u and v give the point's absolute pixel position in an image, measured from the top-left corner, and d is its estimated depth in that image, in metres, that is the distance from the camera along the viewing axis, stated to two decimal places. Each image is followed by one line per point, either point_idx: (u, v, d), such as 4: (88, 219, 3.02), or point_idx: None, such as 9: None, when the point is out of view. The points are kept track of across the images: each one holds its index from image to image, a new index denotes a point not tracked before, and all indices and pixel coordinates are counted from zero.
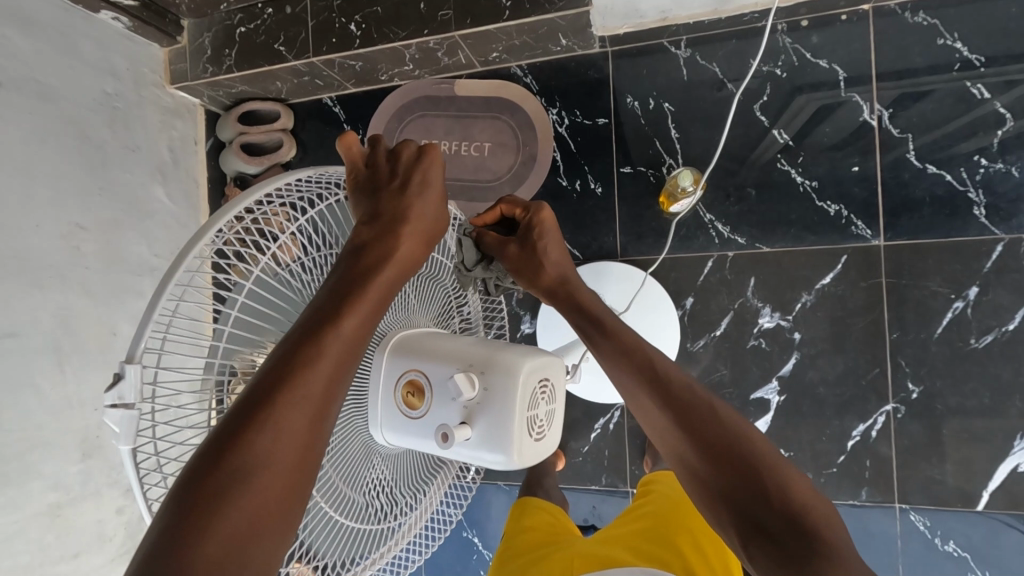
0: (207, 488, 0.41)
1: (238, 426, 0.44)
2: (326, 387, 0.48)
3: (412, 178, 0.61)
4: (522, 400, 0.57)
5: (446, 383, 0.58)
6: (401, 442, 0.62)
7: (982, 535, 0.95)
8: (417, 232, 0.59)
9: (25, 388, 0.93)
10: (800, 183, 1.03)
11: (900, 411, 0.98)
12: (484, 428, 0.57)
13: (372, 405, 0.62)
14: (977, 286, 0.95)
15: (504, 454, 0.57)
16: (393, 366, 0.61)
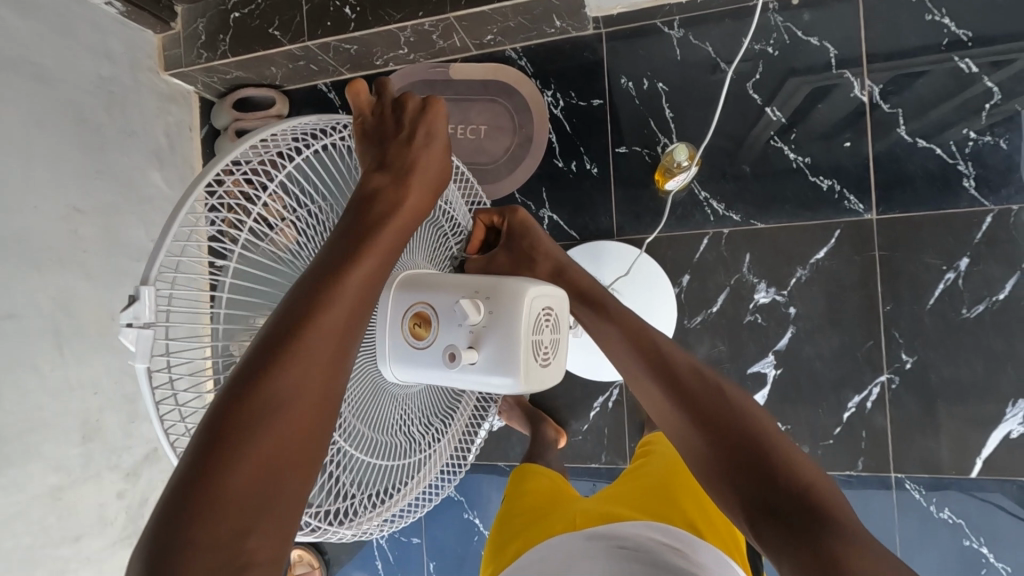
0: (223, 434, 0.43)
1: (258, 368, 0.46)
2: (335, 339, 0.49)
3: (416, 127, 0.62)
4: (528, 321, 0.56)
5: (452, 309, 0.58)
6: (413, 375, 0.61)
7: (975, 501, 0.96)
8: (422, 181, 0.60)
9: (27, 369, 0.94)
10: (793, 160, 1.05)
11: (894, 381, 0.99)
12: (491, 350, 0.57)
13: (380, 341, 0.62)
14: (968, 257, 0.97)
15: (513, 375, 0.56)
16: (400, 300, 0.61)
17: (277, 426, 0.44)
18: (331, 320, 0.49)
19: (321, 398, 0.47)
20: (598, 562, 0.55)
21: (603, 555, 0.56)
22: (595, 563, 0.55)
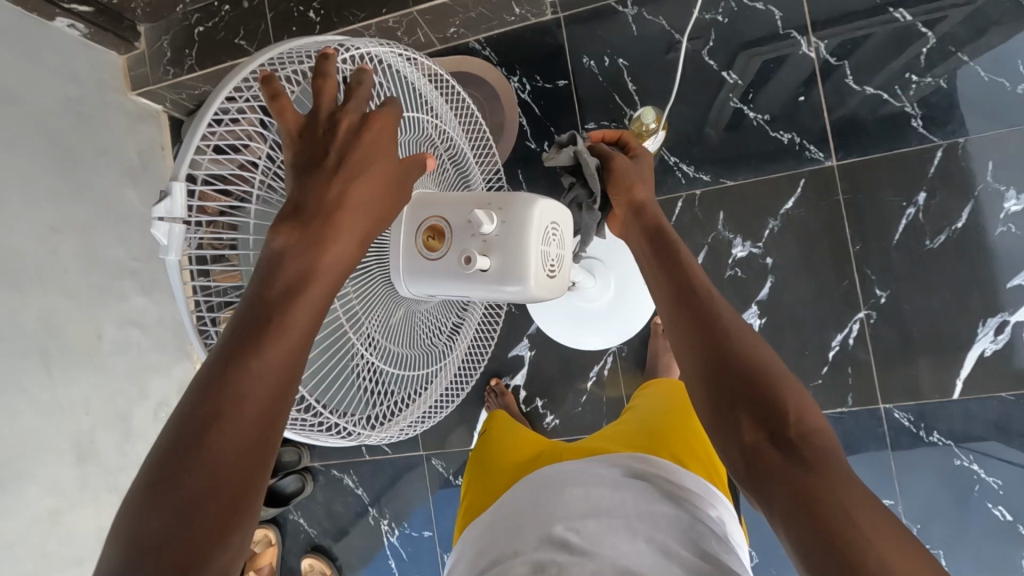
0: (206, 426, 0.40)
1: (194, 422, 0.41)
2: (311, 327, 0.47)
3: (356, 140, 0.53)
4: (536, 232, 0.59)
5: (465, 221, 0.59)
6: (424, 286, 0.62)
7: (961, 421, 1.01)
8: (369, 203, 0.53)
9: (17, 392, 0.93)
10: (753, 118, 1.10)
11: (872, 317, 1.04)
12: (503, 258, 0.58)
13: (393, 257, 0.62)
14: (925, 191, 1.03)
15: (523, 280, 0.59)
16: (413, 214, 0.61)
17: (256, 418, 0.42)
18: (308, 307, 0.47)
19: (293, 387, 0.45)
20: (616, 489, 0.60)
21: (618, 482, 0.61)
22: (612, 487, 0.60)
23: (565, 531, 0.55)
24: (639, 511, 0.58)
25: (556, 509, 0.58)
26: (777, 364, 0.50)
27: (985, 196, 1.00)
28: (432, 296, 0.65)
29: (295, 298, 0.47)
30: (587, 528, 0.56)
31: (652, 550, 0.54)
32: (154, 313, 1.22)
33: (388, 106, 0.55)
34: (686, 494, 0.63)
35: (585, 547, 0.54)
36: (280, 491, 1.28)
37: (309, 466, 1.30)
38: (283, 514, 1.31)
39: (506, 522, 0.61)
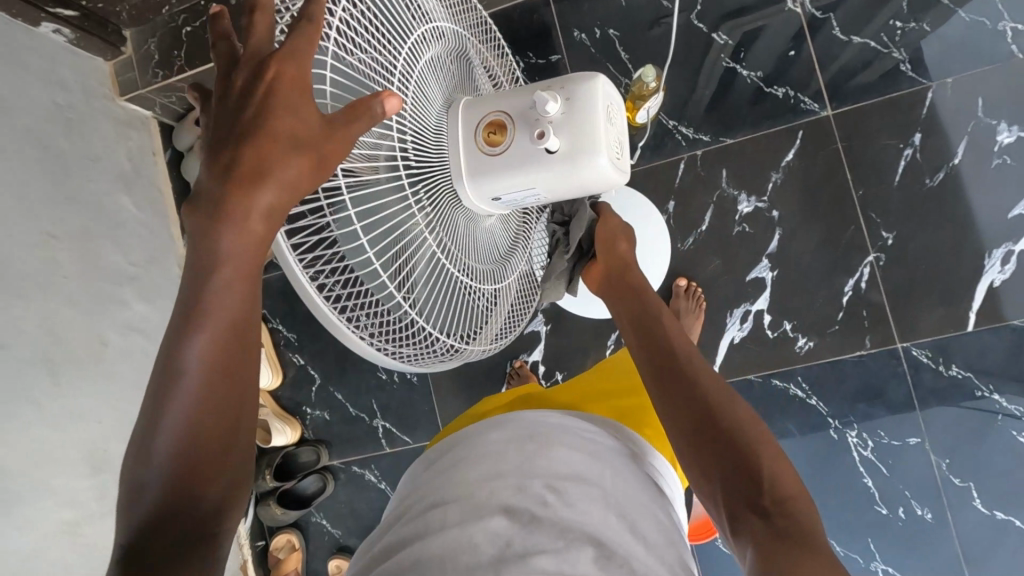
0: (153, 460, 0.37)
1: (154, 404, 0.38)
2: (237, 327, 0.40)
3: (257, 96, 0.40)
4: (604, 104, 0.57)
5: (528, 111, 0.57)
6: (491, 185, 0.59)
7: (977, 352, 1.02)
8: (293, 164, 0.40)
9: (25, 400, 0.88)
10: (746, 76, 1.12)
11: (881, 259, 1.06)
12: (574, 136, 0.56)
13: (453, 160, 0.60)
14: (920, 132, 1.05)
15: (600, 157, 0.56)
16: (469, 116, 0.60)
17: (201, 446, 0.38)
18: (227, 305, 0.39)
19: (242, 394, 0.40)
20: (594, 459, 0.56)
21: (599, 454, 0.58)
22: (590, 457, 0.56)
23: (544, 493, 0.52)
24: (615, 485, 0.55)
25: (539, 462, 0.55)
26: (750, 416, 0.52)
27: (978, 131, 1.03)
28: (496, 200, 0.61)
29: (207, 298, 0.38)
30: (565, 491, 0.52)
31: (623, 526, 0.51)
32: (156, 320, 1.18)
33: (288, 39, 0.42)
34: (650, 474, 0.61)
35: (562, 512, 0.51)
36: (299, 494, 1.26)
37: (328, 465, 1.28)
38: (305, 517, 1.28)
39: (461, 467, 0.56)
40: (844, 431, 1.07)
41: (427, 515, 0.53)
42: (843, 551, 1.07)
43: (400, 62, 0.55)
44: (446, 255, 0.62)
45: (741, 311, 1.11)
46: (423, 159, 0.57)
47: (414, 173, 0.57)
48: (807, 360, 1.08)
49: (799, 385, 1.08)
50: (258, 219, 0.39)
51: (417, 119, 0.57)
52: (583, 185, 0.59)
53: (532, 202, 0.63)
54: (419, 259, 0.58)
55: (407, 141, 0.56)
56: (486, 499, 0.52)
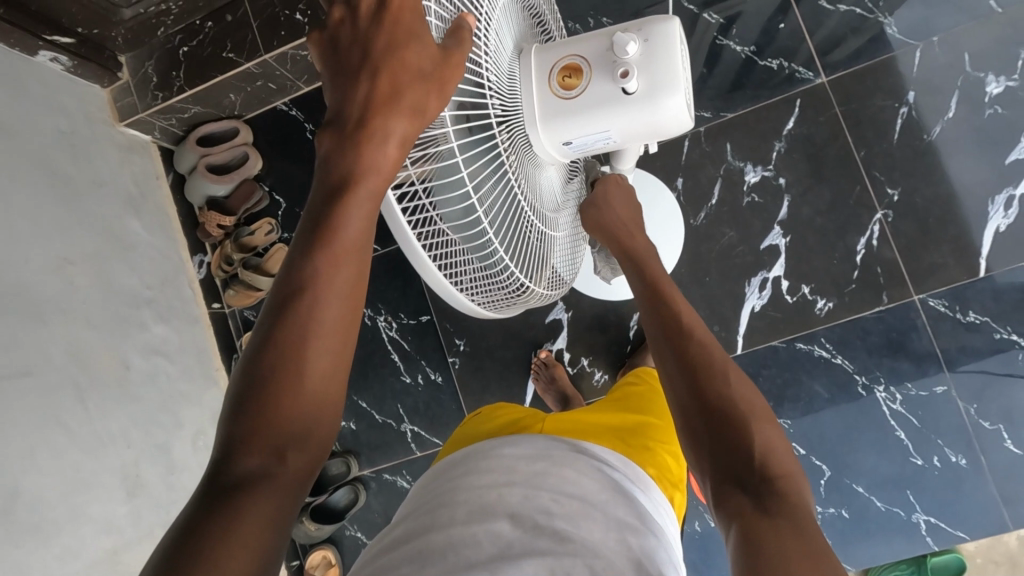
0: (275, 342, 0.41)
1: (272, 328, 0.42)
2: (364, 235, 0.43)
3: (383, 19, 0.43)
4: (681, 47, 0.54)
5: (606, 52, 0.55)
6: (566, 131, 0.56)
7: (991, 296, 1.05)
8: (419, 86, 0.43)
9: (54, 428, 0.89)
10: (740, 52, 1.15)
11: (889, 216, 1.08)
12: (654, 76, 0.53)
13: (526, 104, 0.56)
14: (913, 90, 1.09)
15: (681, 93, 0.53)
16: (542, 61, 0.57)
17: (316, 337, 0.42)
18: (359, 211, 0.43)
19: (358, 303, 0.44)
20: (601, 488, 0.53)
21: (608, 484, 0.54)
22: (601, 487, 0.53)
23: (548, 505, 0.49)
24: (618, 512, 0.51)
25: (549, 478, 0.52)
26: (760, 413, 0.50)
27: (968, 85, 1.07)
28: (567, 147, 0.58)
29: (341, 199, 0.42)
30: (568, 504, 0.49)
31: (620, 546, 0.47)
32: (176, 341, 1.17)
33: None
34: (653, 519, 0.56)
35: (562, 525, 0.47)
36: (333, 507, 1.24)
37: (359, 475, 1.26)
38: (340, 531, 1.26)
39: (465, 478, 0.53)
40: (872, 386, 1.08)
41: (435, 512, 0.50)
42: (883, 505, 1.08)
43: (481, 17, 0.52)
44: (526, 200, 0.60)
45: (759, 279, 1.12)
46: (506, 109, 0.55)
47: (502, 119, 0.54)
48: (828, 321, 1.10)
49: (823, 346, 1.10)
50: (392, 137, 0.43)
51: (495, 64, 0.54)
52: (656, 131, 0.57)
53: (600, 148, 0.61)
54: (501, 206, 0.56)
55: (493, 89, 0.53)
56: (491, 504, 0.49)
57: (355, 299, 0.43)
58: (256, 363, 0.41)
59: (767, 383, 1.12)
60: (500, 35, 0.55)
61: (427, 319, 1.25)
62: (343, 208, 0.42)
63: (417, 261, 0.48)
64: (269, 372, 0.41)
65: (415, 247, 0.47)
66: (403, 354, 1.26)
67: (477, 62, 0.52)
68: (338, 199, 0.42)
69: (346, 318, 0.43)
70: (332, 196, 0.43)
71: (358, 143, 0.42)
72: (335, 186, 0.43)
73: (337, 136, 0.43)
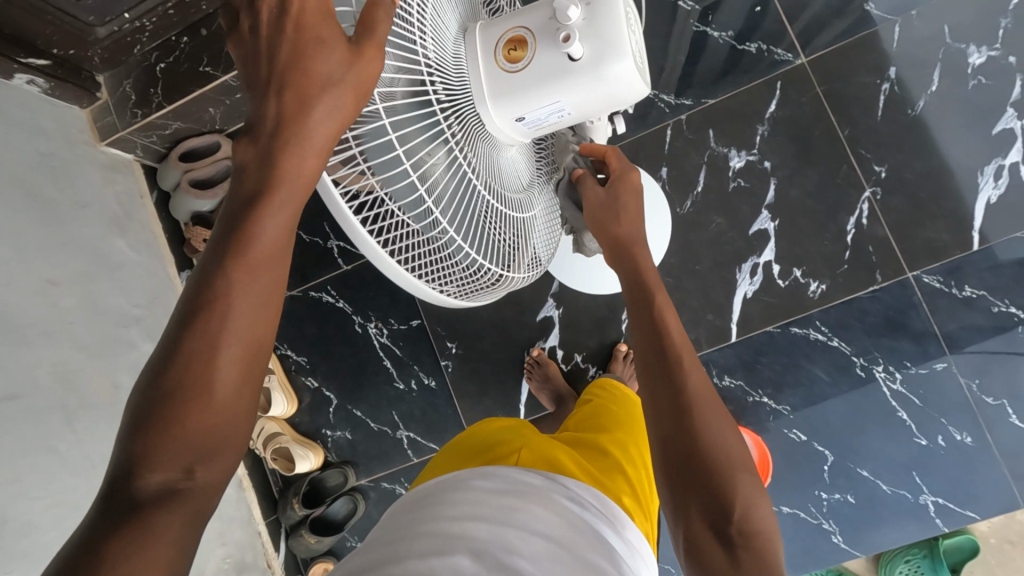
0: (183, 350, 0.41)
1: (177, 340, 0.41)
2: (278, 248, 0.44)
3: (286, 25, 0.42)
4: (624, 6, 0.52)
5: (549, 21, 0.53)
6: (517, 108, 0.54)
7: (986, 268, 1.03)
8: (330, 95, 0.42)
9: (42, 450, 0.87)
10: (717, 37, 1.14)
11: (877, 194, 1.07)
12: (598, 40, 0.52)
13: (474, 86, 0.55)
14: (894, 66, 1.08)
15: (625, 55, 0.51)
16: (488, 37, 0.55)
17: (226, 346, 0.41)
18: (274, 219, 0.43)
19: (272, 308, 0.44)
20: (569, 526, 0.52)
21: (577, 522, 0.53)
22: (561, 518, 0.53)
23: (509, 541, 0.48)
24: (587, 553, 0.51)
25: (518, 515, 0.51)
26: (733, 447, 0.50)
27: (949, 57, 1.06)
28: (521, 123, 0.56)
29: (253, 212, 0.42)
30: (533, 548, 0.48)
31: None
32: None
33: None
34: (627, 554, 0.55)
35: (523, 566, 0.47)
36: (332, 518, 1.23)
37: (357, 485, 1.24)
38: (341, 543, 1.24)
39: (434, 508, 0.53)
40: (870, 367, 1.06)
41: (395, 545, 0.50)
42: (890, 488, 1.06)
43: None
44: (487, 187, 0.59)
45: (750, 264, 1.11)
46: (450, 89, 0.53)
47: (445, 103, 0.52)
48: (823, 304, 1.08)
49: (819, 329, 1.08)
50: (306, 145, 0.43)
51: (437, 43, 0.52)
52: (610, 99, 0.55)
53: (557, 123, 0.59)
54: (454, 191, 0.54)
55: (430, 65, 0.51)
56: (455, 538, 0.48)
57: (267, 304, 0.43)
58: (165, 373, 0.41)
59: (764, 369, 1.10)
60: (441, 16, 0.53)
61: (417, 323, 1.24)
62: (258, 215, 0.42)
63: (367, 250, 0.47)
64: (176, 384, 0.40)
65: (364, 238, 0.46)
66: (395, 360, 1.24)
67: (409, 39, 0.49)
68: (251, 208, 0.42)
69: (260, 324, 0.43)
70: (246, 203, 0.43)
71: (270, 153, 0.42)
72: (250, 194, 0.43)
73: (251, 146, 0.43)
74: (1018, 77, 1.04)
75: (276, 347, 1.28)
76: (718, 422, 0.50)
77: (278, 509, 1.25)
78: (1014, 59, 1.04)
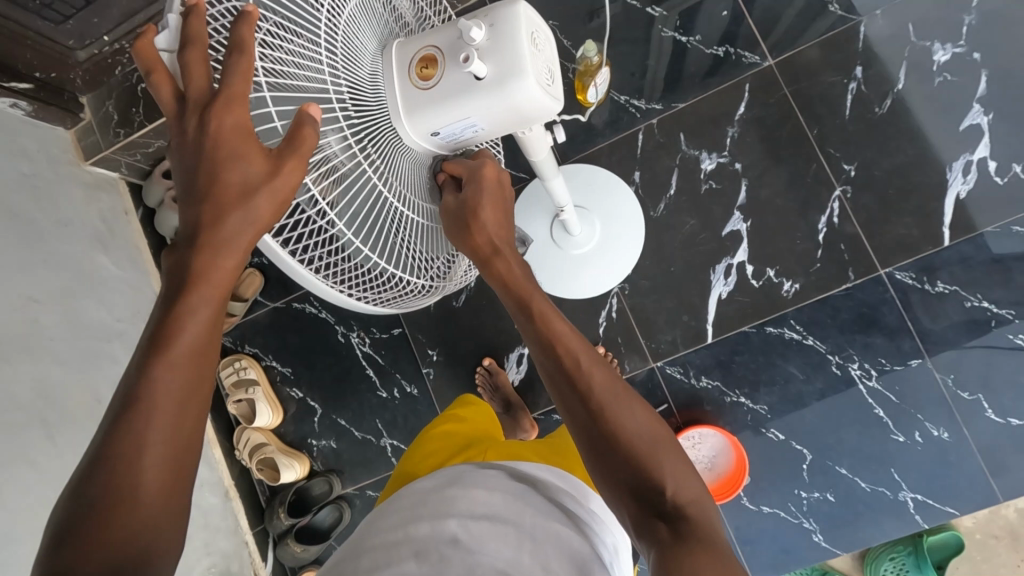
0: (104, 459, 0.39)
1: (107, 436, 0.39)
2: (207, 339, 0.43)
3: (205, 144, 0.42)
4: (527, 29, 0.53)
5: (456, 41, 0.53)
6: (429, 123, 0.55)
7: (958, 264, 1.03)
8: (247, 206, 0.42)
9: (22, 464, 0.89)
10: (686, 42, 1.15)
11: (848, 192, 1.08)
12: (501, 61, 0.52)
13: (391, 104, 0.55)
14: (861, 65, 1.09)
15: (527, 76, 0.52)
16: (402, 57, 0.56)
17: (158, 432, 0.40)
18: (199, 312, 0.42)
19: (195, 412, 0.42)
20: (515, 501, 0.52)
21: (523, 497, 0.53)
22: (512, 501, 0.52)
23: (455, 533, 0.47)
24: (536, 524, 0.50)
25: (455, 504, 0.51)
26: (648, 431, 0.49)
27: (915, 55, 1.07)
28: (436, 137, 0.57)
29: (180, 305, 0.42)
30: (478, 530, 0.48)
31: (535, 564, 0.46)
32: None
33: (225, 81, 0.42)
34: (584, 520, 0.55)
35: (471, 547, 0.46)
36: (317, 527, 1.23)
37: (342, 493, 1.26)
38: (327, 551, 1.25)
39: (393, 521, 0.52)
40: (846, 364, 1.07)
41: (357, 559, 0.49)
42: (868, 486, 1.06)
43: (325, 9, 0.50)
44: (411, 202, 0.61)
45: (724, 266, 1.12)
46: (361, 103, 0.54)
47: (356, 123, 0.53)
48: (797, 303, 1.09)
49: (793, 328, 1.09)
50: (226, 252, 0.43)
51: (350, 63, 0.53)
52: (518, 117, 0.56)
53: (474, 137, 0.59)
54: (372, 206, 0.56)
55: (341, 86, 0.52)
56: (399, 543, 0.48)
57: (191, 408, 0.42)
58: (85, 491, 0.38)
59: (740, 368, 1.11)
60: (356, 36, 0.54)
61: (398, 331, 1.25)
62: (179, 316, 0.42)
63: (281, 263, 0.48)
64: (106, 478, 0.38)
65: (277, 251, 0.47)
66: (377, 369, 1.26)
67: (313, 50, 0.49)
68: (173, 307, 0.42)
69: (183, 432, 0.41)
70: (167, 306, 0.42)
71: (189, 257, 0.42)
72: (170, 295, 0.42)
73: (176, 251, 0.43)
74: (983, 74, 1.04)
75: (261, 357, 1.29)
76: (627, 413, 0.49)
77: (265, 518, 1.27)
78: (979, 55, 1.05)
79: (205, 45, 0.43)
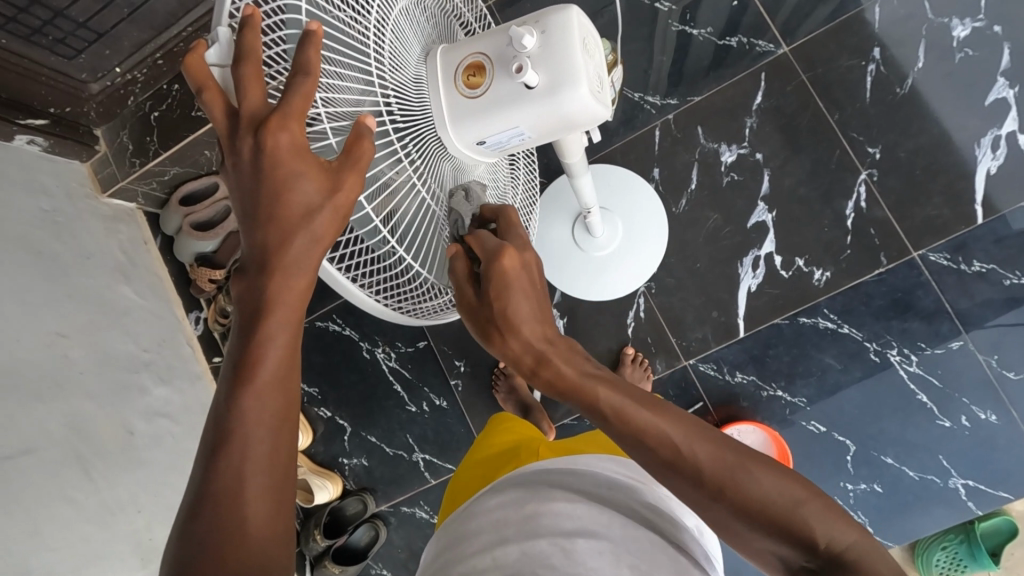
0: (209, 494, 0.39)
1: (208, 469, 0.40)
2: (285, 364, 0.42)
3: (261, 163, 0.41)
4: (579, 35, 0.52)
5: (505, 48, 0.52)
6: (474, 131, 0.55)
7: (992, 241, 1.01)
8: (310, 225, 0.42)
9: (60, 501, 0.89)
10: (697, 34, 1.14)
11: (874, 175, 1.06)
12: (551, 69, 0.51)
13: (437, 108, 0.55)
14: (878, 47, 1.07)
15: (579, 84, 0.51)
16: (449, 62, 0.55)
17: (258, 458, 0.40)
18: (275, 339, 0.42)
19: (287, 438, 0.42)
20: (600, 509, 0.51)
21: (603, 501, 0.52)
22: (593, 507, 0.51)
23: (548, 553, 0.46)
24: (622, 531, 0.49)
25: (540, 521, 0.49)
26: (860, 533, 0.42)
27: (933, 32, 1.05)
28: (483, 146, 0.57)
29: (256, 334, 0.41)
30: (569, 548, 0.47)
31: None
32: (177, 401, 1.18)
33: (283, 101, 0.41)
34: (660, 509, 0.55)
35: (567, 566, 0.45)
36: (354, 547, 1.22)
37: (377, 511, 1.24)
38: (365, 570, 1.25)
39: (474, 540, 0.52)
40: (884, 351, 1.04)
41: None
42: (917, 474, 1.04)
43: (373, 21, 0.50)
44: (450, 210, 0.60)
45: (752, 258, 1.10)
46: (407, 109, 0.53)
47: (400, 126, 0.53)
48: (828, 291, 1.06)
49: (827, 317, 1.06)
50: (293, 275, 0.42)
51: (395, 68, 0.53)
52: (568, 124, 0.55)
53: (519, 145, 0.59)
54: (419, 215, 0.55)
55: (386, 87, 0.51)
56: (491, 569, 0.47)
57: (284, 431, 0.42)
58: (196, 529, 0.39)
59: (774, 362, 1.08)
60: (400, 40, 0.54)
61: (424, 344, 1.24)
62: (258, 342, 0.41)
63: (337, 285, 0.49)
64: (217, 514, 0.38)
65: (335, 274, 0.48)
66: (405, 383, 1.24)
67: (362, 64, 0.49)
68: (252, 336, 0.41)
69: (282, 459, 0.41)
70: (245, 334, 0.42)
71: (260, 282, 0.41)
72: (246, 320, 0.42)
73: (244, 279, 0.42)
74: (1006, 47, 1.02)
75: None
76: (829, 523, 0.42)
77: (301, 541, 1.25)
78: (1000, 28, 1.03)
79: (259, 60, 0.42)
